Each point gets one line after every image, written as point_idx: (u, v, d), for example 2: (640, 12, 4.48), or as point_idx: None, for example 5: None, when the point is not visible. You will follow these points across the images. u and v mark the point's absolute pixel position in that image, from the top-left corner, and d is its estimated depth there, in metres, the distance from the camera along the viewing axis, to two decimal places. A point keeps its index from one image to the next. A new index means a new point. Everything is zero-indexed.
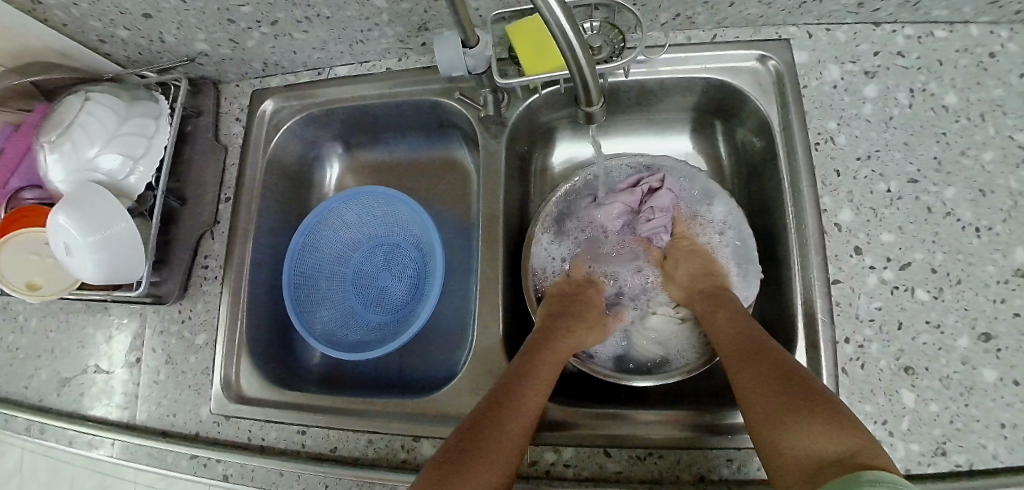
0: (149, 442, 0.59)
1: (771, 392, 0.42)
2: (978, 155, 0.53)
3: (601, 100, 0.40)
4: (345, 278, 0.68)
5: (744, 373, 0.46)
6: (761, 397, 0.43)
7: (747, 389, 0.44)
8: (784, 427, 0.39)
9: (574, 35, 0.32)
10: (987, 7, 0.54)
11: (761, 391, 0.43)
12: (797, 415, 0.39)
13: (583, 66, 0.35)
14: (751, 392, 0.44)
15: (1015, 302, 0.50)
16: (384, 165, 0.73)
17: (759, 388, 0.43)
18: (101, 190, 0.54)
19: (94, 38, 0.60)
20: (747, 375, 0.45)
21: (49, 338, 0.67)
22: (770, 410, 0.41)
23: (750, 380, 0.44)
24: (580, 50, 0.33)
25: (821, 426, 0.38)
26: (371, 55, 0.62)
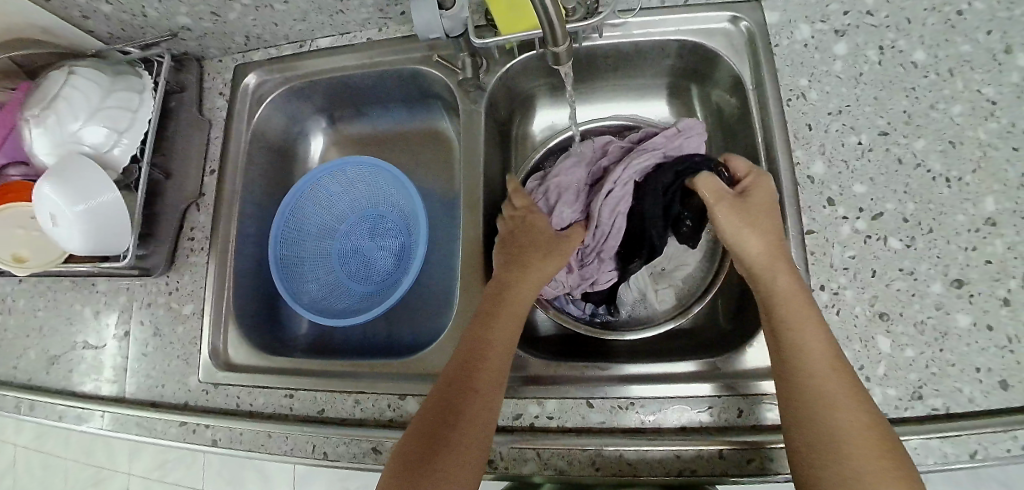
0: (139, 413, 0.59)
1: (870, 454, 0.37)
2: (947, 109, 0.55)
3: (567, 42, 0.41)
4: (331, 248, 0.69)
5: (830, 405, 0.39)
6: (853, 442, 0.38)
7: (840, 433, 0.38)
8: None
9: None
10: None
11: (856, 442, 0.37)
12: (890, 482, 0.36)
13: (550, 11, 0.36)
14: (845, 437, 0.38)
15: (985, 249, 0.51)
16: (367, 138, 0.74)
17: (853, 436, 0.38)
18: (84, 160, 0.54)
19: (77, 14, 0.60)
20: (836, 408, 0.39)
21: (38, 316, 0.67)
22: (868, 475, 0.36)
23: (844, 424, 0.38)
24: None
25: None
26: (352, 25, 0.63)
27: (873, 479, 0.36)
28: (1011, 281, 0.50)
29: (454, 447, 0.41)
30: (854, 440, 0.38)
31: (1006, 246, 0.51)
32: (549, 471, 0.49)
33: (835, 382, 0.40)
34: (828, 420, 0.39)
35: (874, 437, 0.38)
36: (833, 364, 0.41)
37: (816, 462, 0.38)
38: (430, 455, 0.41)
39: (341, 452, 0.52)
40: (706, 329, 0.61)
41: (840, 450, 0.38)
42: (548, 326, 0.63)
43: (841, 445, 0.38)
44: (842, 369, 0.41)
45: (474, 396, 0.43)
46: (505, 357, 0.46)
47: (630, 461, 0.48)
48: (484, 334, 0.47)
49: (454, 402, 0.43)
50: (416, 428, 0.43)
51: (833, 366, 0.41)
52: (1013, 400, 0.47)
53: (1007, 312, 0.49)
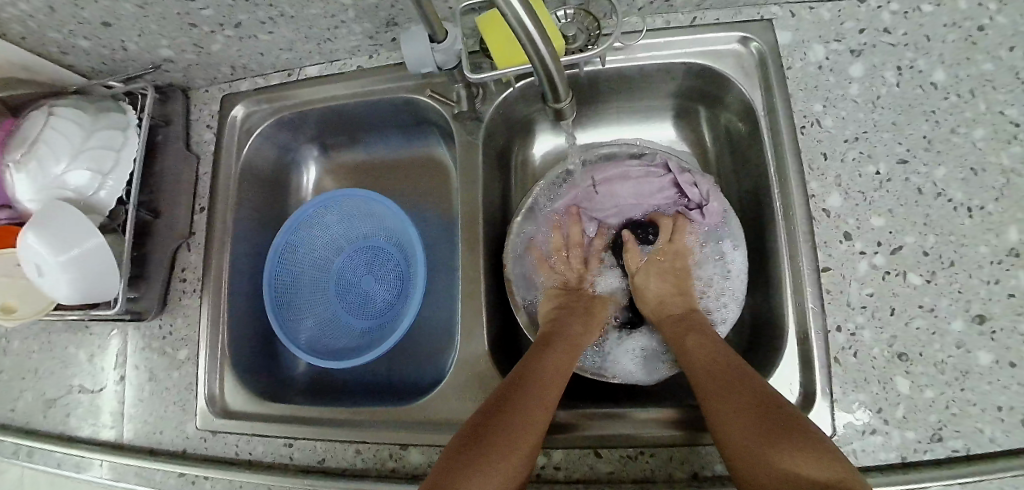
0: (136, 462, 0.58)
1: (748, 420, 0.40)
2: (969, 133, 0.52)
3: (569, 99, 0.39)
4: (327, 283, 0.67)
5: (713, 397, 0.44)
6: (736, 418, 0.41)
7: (723, 413, 0.42)
8: (774, 450, 0.37)
9: (540, 37, 0.30)
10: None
11: (738, 417, 0.41)
12: (781, 440, 0.38)
13: (550, 66, 0.33)
14: (725, 415, 0.42)
15: (1009, 282, 0.49)
16: (361, 166, 0.71)
17: (733, 414, 0.41)
18: (67, 206, 0.52)
19: (55, 51, 0.57)
20: (717, 396, 0.43)
21: (32, 358, 0.66)
22: (756, 438, 0.39)
23: (725, 403, 0.42)
24: (547, 50, 0.32)
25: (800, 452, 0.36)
26: (341, 53, 0.60)
27: (758, 440, 0.38)
28: None
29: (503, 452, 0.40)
30: (734, 415, 0.41)
31: None
32: None
33: (721, 376, 0.45)
34: (715, 405, 0.43)
35: (760, 408, 0.40)
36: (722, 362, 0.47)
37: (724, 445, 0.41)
38: (480, 453, 0.39)
39: None
40: None
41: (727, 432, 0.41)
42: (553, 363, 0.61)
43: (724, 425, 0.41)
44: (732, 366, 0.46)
45: (530, 407, 0.43)
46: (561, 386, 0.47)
47: None
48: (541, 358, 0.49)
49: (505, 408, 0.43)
50: (465, 432, 0.42)
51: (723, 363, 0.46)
52: None
53: None
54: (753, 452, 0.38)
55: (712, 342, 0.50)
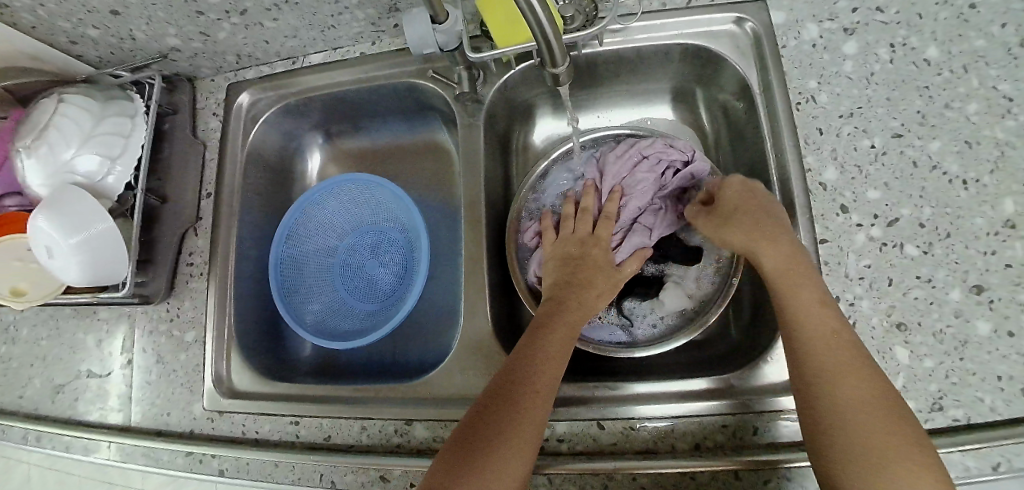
0: (144, 443, 0.58)
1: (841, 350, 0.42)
2: (963, 107, 0.53)
3: (566, 62, 0.40)
4: (332, 267, 0.68)
5: (861, 396, 0.39)
6: (890, 427, 0.38)
7: (849, 417, 0.39)
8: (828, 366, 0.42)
9: (539, 3, 0.31)
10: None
11: (891, 429, 0.37)
12: (898, 457, 0.36)
13: (547, 33, 0.35)
14: (852, 424, 0.38)
15: (1006, 252, 0.49)
16: (366, 153, 0.73)
17: (884, 424, 0.38)
18: (76, 189, 0.53)
19: (65, 40, 0.58)
20: (856, 397, 0.39)
21: (41, 344, 0.67)
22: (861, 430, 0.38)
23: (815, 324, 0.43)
24: (544, 15, 0.33)
25: (932, 485, 0.35)
26: (344, 40, 0.61)
27: (890, 456, 0.36)
28: None
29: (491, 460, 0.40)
30: (872, 423, 0.38)
31: None
32: None
33: (857, 365, 0.41)
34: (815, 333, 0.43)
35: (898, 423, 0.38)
36: (844, 344, 0.42)
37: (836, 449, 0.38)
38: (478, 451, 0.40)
39: (348, 480, 0.51)
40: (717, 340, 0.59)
41: (864, 440, 0.38)
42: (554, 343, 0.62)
43: (860, 434, 0.38)
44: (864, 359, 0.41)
45: (524, 401, 0.43)
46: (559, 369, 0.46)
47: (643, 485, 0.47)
48: (532, 352, 0.46)
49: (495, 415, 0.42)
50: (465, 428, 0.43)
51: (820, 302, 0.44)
52: None
53: None
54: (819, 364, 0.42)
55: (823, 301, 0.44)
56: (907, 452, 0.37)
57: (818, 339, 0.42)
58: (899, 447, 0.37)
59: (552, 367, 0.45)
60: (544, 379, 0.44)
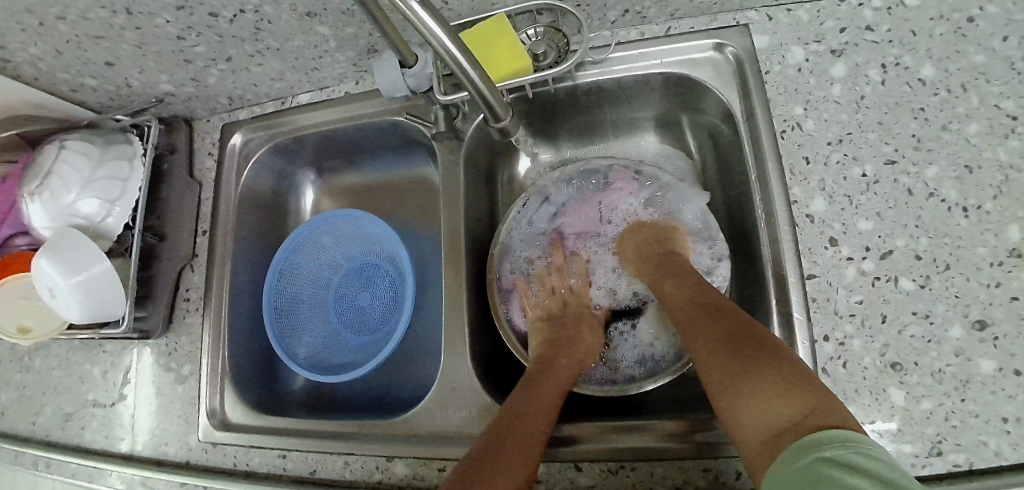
0: (144, 472, 0.61)
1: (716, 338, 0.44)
2: (962, 129, 0.49)
3: (501, 106, 0.42)
4: (326, 302, 0.69)
5: (704, 339, 0.45)
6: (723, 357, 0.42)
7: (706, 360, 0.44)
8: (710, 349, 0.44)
9: (455, 50, 0.34)
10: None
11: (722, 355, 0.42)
12: (753, 387, 0.39)
13: (472, 77, 0.37)
14: (713, 372, 0.42)
15: (1012, 284, 0.46)
16: (359, 189, 0.73)
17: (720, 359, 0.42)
18: (77, 233, 0.56)
19: (66, 88, 0.61)
20: (702, 344, 0.45)
21: (53, 374, 0.70)
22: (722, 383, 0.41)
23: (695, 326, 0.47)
24: (464, 62, 0.35)
25: (772, 388, 0.37)
26: (328, 80, 0.62)
27: (735, 379, 0.40)
28: None
29: (513, 461, 0.41)
30: (716, 365, 0.42)
31: None
32: None
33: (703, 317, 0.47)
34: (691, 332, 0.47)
35: (736, 347, 0.42)
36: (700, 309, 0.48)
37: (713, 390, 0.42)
38: None
39: None
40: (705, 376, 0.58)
41: (715, 376, 0.42)
42: None
43: (713, 372, 0.42)
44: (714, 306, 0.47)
45: (513, 452, 0.42)
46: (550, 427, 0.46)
47: None
48: (525, 406, 0.46)
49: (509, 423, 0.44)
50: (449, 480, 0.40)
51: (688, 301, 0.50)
52: None
53: None
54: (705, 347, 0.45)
55: (684, 286, 0.51)
56: (759, 373, 0.39)
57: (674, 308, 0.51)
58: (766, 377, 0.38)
59: (543, 424, 0.46)
60: (535, 434, 0.44)
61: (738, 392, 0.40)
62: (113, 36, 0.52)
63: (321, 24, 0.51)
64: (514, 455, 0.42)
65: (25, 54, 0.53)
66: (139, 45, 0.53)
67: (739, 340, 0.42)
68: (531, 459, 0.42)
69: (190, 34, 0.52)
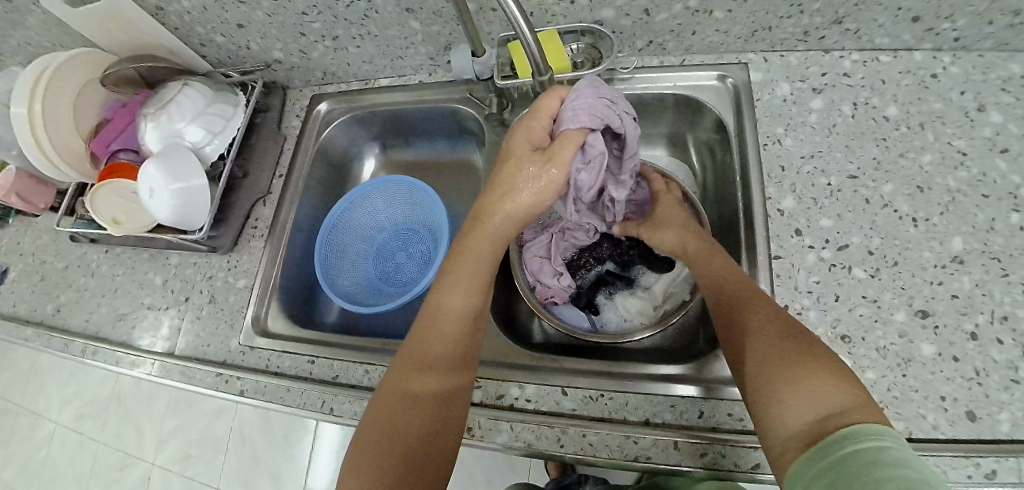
0: (181, 364, 0.68)
1: (766, 327, 0.45)
2: (917, 158, 0.61)
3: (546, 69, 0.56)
4: (367, 252, 0.80)
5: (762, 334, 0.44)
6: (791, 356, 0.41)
7: (770, 351, 0.43)
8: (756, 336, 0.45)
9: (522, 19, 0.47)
10: (922, 36, 0.63)
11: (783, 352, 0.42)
12: (802, 378, 0.40)
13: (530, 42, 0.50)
14: (762, 356, 0.43)
15: (952, 284, 0.55)
16: (410, 165, 0.87)
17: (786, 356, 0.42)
18: (186, 154, 0.69)
19: (197, 42, 0.77)
20: (755, 333, 0.45)
21: (115, 279, 0.80)
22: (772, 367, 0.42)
23: (745, 311, 0.47)
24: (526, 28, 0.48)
25: (819, 385, 0.39)
26: (408, 69, 0.78)
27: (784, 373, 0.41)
28: (978, 315, 0.53)
29: (421, 432, 0.46)
30: (771, 354, 0.43)
31: (973, 282, 0.55)
32: (518, 444, 0.53)
33: (760, 308, 0.47)
34: (739, 314, 0.47)
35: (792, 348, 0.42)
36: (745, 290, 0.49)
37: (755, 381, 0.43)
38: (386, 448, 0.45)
39: (345, 409, 0.58)
40: (685, 347, 0.65)
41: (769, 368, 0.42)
42: (540, 331, 0.70)
43: (770, 364, 0.42)
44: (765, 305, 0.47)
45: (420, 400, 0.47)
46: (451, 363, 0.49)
47: (592, 442, 0.52)
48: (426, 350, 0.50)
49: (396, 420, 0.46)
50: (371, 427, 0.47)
51: (732, 281, 0.51)
52: (980, 432, 0.49)
53: (974, 345, 0.53)
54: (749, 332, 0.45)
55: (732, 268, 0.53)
56: (811, 373, 0.40)
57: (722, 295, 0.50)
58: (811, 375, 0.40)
59: (443, 367, 0.49)
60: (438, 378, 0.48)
61: (789, 377, 0.40)
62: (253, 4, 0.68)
63: (415, 19, 0.67)
64: (420, 402, 0.47)
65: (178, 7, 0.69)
66: (269, 15, 0.69)
67: (792, 337, 0.43)
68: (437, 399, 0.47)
69: (313, 12, 0.67)
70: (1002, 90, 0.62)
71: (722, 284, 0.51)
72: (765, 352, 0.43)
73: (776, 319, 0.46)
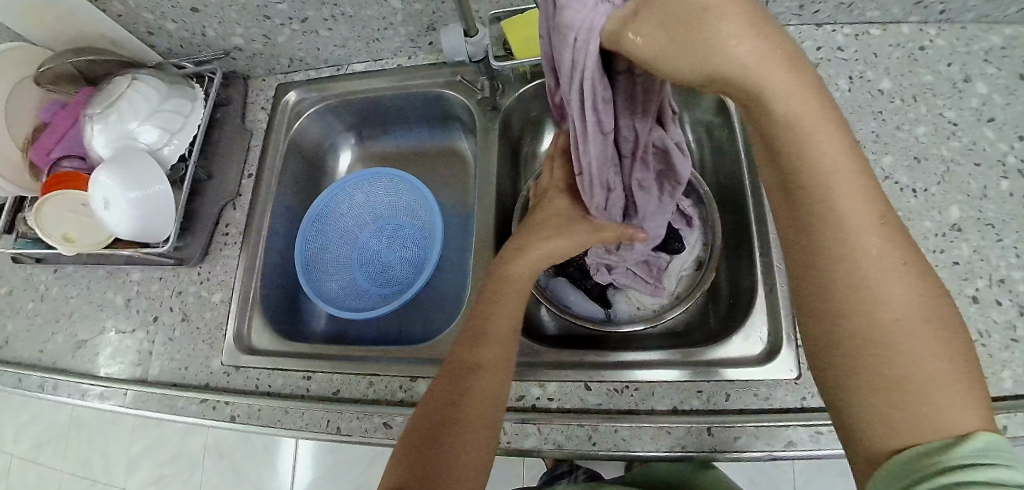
0: (160, 392, 0.62)
1: (891, 269, 0.29)
2: (912, 130, 0.62)
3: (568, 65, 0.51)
4: (352, 251, 0.74)
5: (907, 309, 0.28)
6: (932, 347, 0.28)
7: (884, 315, 0.28)
8: (879, 285, 0.29)
9: None
10: (911, 8, 0.64)
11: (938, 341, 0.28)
12: (941, 388, 0.27)
13: None
14: (898, 330, 0.28)
15: (952, 252, 0.56)
16: (391, 155, 0.80)
17: (923, 341, 0.28)
18: (143, 155, 0.62)
19: (144, 30, 0.69)
20: (892, 290, 0.28)
21: (71, 302, 0.72)
22: (907, 360, 0.28)
23: (871, 240, 0.29)
24: None
25: (957, 399, 0.27)
26: (385, 52, 0.71)
27: (926, 364, 0.27)
28: (978, 281, 0.55)
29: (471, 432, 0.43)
30: (923, 344, 0.28)
31: (972, 249, 0.56)
32: (548, 446, 0.52)
33: (880, 242, 0.29)
34: (865, 246, 0.29)
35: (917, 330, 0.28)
36: (865, 207, 0.29)
37: (842, 358, 0.30)
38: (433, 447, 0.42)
39: (354, 426, 0.55)
40: (698, 328, 0.64)
41: (902, 352, 0.28)
42: (551, 323, 0.67)
43: (900, 346, 0.28)
44: (891, 224, 0.29)
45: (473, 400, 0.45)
46: (506, 357, 0.48)
47: (625, 437, 0.51)
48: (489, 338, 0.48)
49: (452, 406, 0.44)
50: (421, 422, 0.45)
51: (851, 184, 0.29)
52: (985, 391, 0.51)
53: (976, 310, 0.54)
54: (866, 273, 0.29)
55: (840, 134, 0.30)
56: (948, 375, 0.27)
57: (833, 227, 0.29)
58: (944, 380, 0.27)
59: (500, 354, 0.48)
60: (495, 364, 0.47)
61: (929, 397, 0.27)
62: None
63: None
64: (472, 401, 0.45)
65: None
66: None
67: (931, 310, 0.28)
68: (490, 399, 0.45)
69: None
70: (984, 61, 0.64)
71: (841, 164, 0.29)
72: (909, 327, 0.28)
73: (905, 272, 0.29)
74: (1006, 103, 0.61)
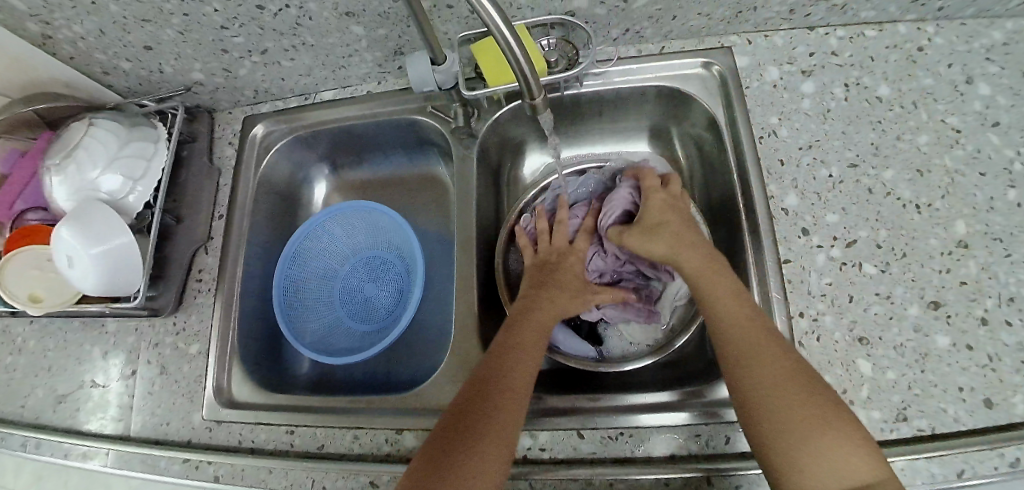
0: (142, 450, 0.61)
1: (764, 351, 0.44)
2: (913, 139, 0.58)
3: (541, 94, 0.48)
4: (331, 289, 0.71)
5: (771, 377, 0.42)
6: (809, 410, 0.40)
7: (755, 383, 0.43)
8: (752, 366, 0.43)
9: (517, 46, 0.41)
10: (908, 6, 0.59)
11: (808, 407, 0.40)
12: (822, 439, 0.38)
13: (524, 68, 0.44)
14: (762, 388, 0.42)
15: (959, 271, 0.53)
16: (367, 184, 0.77)
17: (796, 403, 0.40)
18: (104, 207, 0.59)
19: (97, 70, 0.65)
20: (762, 372, 0.43)
21: (49, 355, 0.70)
22: (788, 416, 0.40)
23: (731, 325, 0.46)
24: (521, 54, 0.42)
25: (834, 443, 0.38)
26: (353, 79, 0.67)
27: (812, 429, 0.39)
28: (986, 300, 0.52)
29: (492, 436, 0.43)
30: (788, 400, 0.41)
31: (979, 266, 0.53)
32: None
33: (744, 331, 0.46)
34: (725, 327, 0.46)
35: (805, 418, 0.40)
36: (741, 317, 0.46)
37: (761, 416, 0.41)
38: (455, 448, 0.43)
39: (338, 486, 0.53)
40: (694, 358, 0.62)
41: (782, 411, 0.40)
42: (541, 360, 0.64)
43: (781, 408, 0.41)
44: (748, 315, 0.46)
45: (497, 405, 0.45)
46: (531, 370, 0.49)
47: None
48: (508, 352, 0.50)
49: (480, 414, 0.45)
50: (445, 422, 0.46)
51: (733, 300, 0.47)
52: (997, 419, 0.48)
53: (985, 332, 0.51)
54: (738, 355, 0.45)
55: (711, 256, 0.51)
56: (830, 434, 0.39)
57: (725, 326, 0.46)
58: (829, 439, 0.38)
59: (526, 363, 0.49)
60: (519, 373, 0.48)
61: (820, 444, 0.38)
62: (159, 21, 0.57)
63: (356, 24, 0.57)
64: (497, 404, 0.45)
65: (69, 32, 0.58)
66: (181, 32, 0.58)
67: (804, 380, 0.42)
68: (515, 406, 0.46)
69: (233, 25, 0.57)
70: (986, 59, 0.60)
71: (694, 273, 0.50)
72: (782, 392, 0.41)
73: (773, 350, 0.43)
74: (1011, 104, 0.57)
